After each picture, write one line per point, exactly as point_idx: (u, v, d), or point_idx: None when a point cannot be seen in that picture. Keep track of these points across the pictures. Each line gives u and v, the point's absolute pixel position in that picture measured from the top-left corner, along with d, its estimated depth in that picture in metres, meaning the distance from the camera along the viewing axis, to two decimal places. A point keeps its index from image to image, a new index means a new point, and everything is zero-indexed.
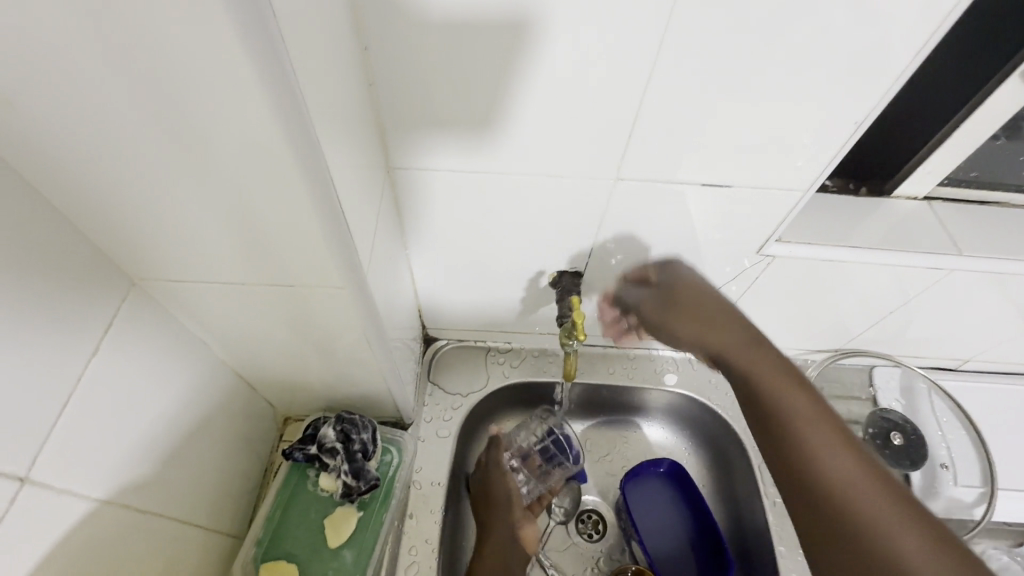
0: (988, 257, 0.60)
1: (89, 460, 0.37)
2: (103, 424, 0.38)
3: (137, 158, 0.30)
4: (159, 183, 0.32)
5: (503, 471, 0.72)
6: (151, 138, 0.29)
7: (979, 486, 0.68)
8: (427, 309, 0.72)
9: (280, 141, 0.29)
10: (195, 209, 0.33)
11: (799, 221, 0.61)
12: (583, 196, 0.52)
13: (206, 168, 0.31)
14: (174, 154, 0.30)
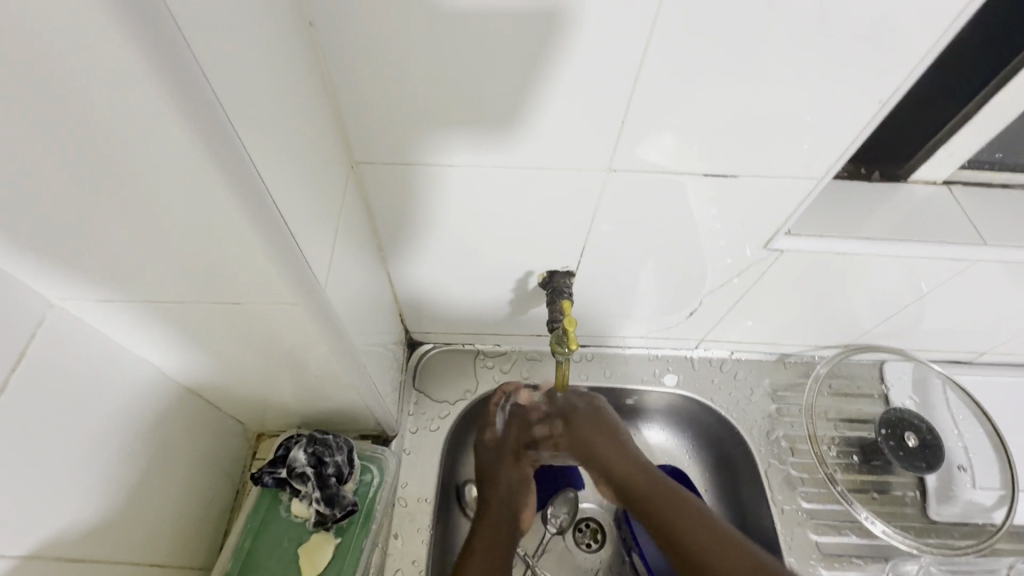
0: (1014, 245, 0.56)
1: (4, 510, 0.32)
2: (21, 468, 0.33)
3: (20, 163, 0.25)
4: (56, 193, 0.26)
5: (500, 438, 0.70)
6: (31, 138, 0.23)
7: (999, 488, 0.64)
8: (408, 312, 0.68)
9: (187, 131, 0.23)
10: (107, 221, 0.28)
11: (809, 211, 0.56)
12: (571, 192, 0.47)
13: (107, 173, 0.25)
14: (66, 158, 0.25)
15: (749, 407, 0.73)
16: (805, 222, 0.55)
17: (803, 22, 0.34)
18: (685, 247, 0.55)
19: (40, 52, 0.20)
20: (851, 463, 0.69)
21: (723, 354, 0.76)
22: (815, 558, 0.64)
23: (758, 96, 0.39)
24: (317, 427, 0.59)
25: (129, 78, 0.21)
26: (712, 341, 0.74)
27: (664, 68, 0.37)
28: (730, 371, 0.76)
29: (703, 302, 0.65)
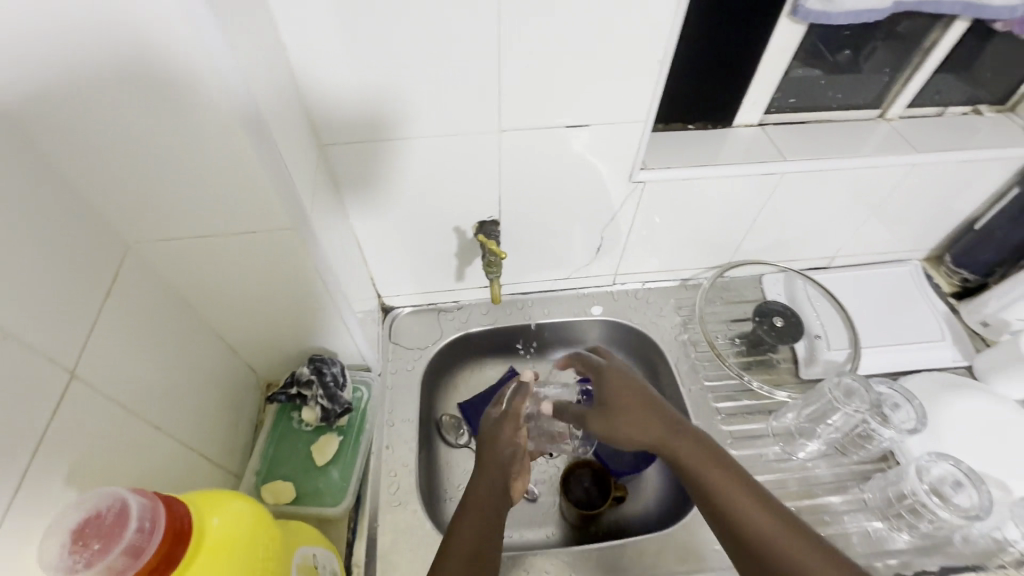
0: (809, 158, 0.77)
1: (112, 376, 0.46)
2: (119, 351, 0.48)
3: (129, 125, 0.43)
4: (147, 145, 0.44)
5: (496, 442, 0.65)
6: (135, 103, 0.41)
7: (847, 347, 0.83)
8: (379, 279, 0.85)
9: (221, 89, 0.42)
10: (170, 162, 0.46)
11: (661, 153, 0.76)
12: (481, 151, 0.67)
13: (178, 127, 0.43)
14: (157, 118, 0.43)
15: (661, 322, 0.92)
16: (660, 161, 0.75)
17: (597, 12, 0.54)
18: (575, 190, 0.75)
19: (146, 48, 0.38)
20: (739, 350, 0.88)
21: (636, 285, 0.95)
22: (716, 418, 0.81)
23: (587, 65, 0.59)
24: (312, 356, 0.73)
25: (197, 63, 0.40)
26: (625, 275, 0.93)
27: (519, 52, 0.57)
28: (643, 298, 0.95)
29: (606, 238, 0.84)
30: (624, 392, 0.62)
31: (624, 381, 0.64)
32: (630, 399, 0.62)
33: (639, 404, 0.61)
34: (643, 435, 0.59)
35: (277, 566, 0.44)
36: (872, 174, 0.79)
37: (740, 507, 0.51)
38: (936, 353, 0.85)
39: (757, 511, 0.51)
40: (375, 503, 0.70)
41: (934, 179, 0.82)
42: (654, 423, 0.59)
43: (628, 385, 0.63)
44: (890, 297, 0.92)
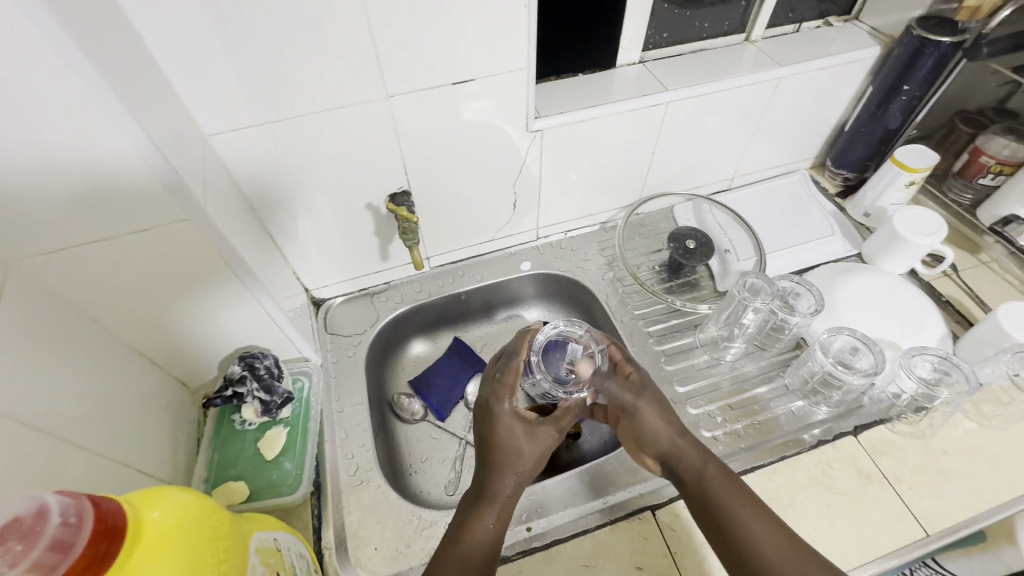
0: (688, 85, 0.82)
1: (20, 396, 0.44)
2: (26, 372, 0.45)
3: None
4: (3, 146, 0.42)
5: (507, 423, 0.64)
6: None
7: (754, 255, 0.91)
8: (303, 272, 0.84)
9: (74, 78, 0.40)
10: (32, 163, 0.43)
11: (554, 101, 0.79)
12: (373, 121, 0.67)
13: (34, 123, 0.41)
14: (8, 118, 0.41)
15: (587, 265, 0.96)
16: (554, 108, 0.78)
17: None
18: (477, 149, 0.76)
19: None
20: (661, 278, 0.94)
21: (558, 236, 0.99)
22: (649, 340, 0.86)
23: (459, 18, 0.60)
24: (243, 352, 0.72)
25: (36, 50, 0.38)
26: (546, 228, 0.97)
27: (388, 12, 0.57)
28: (568, 246, 0.99)
29: (519, 193, 0.87)
30: (659, 405, 0.67)
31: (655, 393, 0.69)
32: (662, 411, 0.67)
33: (668, 418, 0.66)
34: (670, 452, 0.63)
35: (231, 548, 0.44)
36: (747, 93, 0.86)
37: (754, 530, 0.54)
38: (829, 246, 0.94)
39: (751, 511, 0.56)
40: (336, 487, 0.71)
41: (800, 88, 0.90)
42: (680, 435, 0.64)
43: (656, 403, 0.67)
44: (785, 205, 1.01)
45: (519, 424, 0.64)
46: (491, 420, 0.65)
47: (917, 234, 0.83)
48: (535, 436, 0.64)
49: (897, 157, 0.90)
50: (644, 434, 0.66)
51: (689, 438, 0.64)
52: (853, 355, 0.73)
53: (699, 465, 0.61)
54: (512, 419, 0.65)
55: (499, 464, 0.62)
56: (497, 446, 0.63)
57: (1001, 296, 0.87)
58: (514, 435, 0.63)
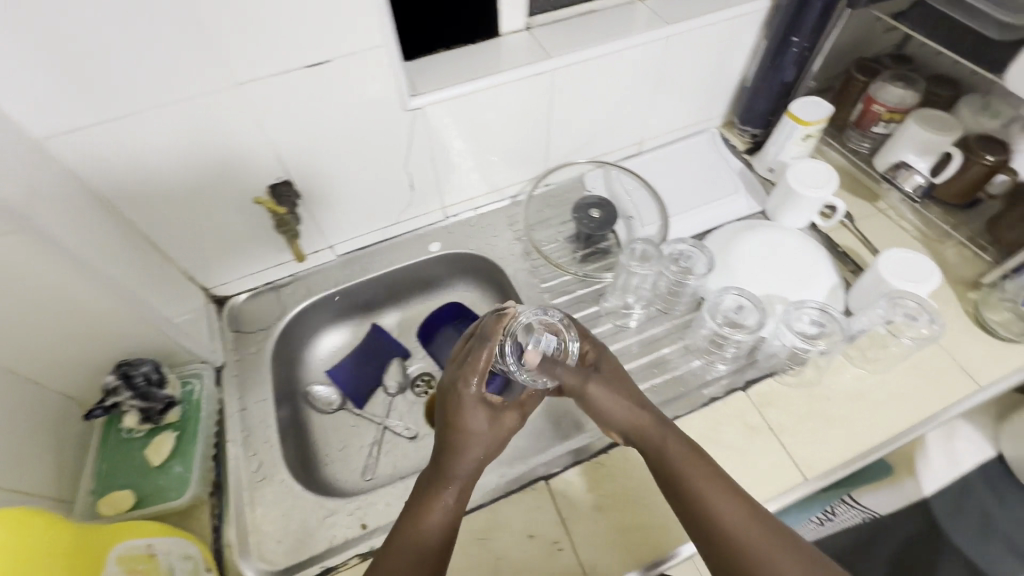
0: (569, 52, 0.80)
1: None
2: None
3: None
4: None
5: (470, 407, 0.63)
6: None
7: (658, 220, 0.91)
8: (197, 271, 0.82)
9: None
10: None
11: (433, 76, 0.77)
12: (230, 112, 0.64)
13: None
14: None
15: (496, 242, 0.96)
16: (433, 83, 0.76)
17: None
18: (355, 132, 0.74)
19: None
20: (570, 248, 0.94)
21: (467, 214, 0.98)
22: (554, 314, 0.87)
23: None
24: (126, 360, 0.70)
25: None
26: (453, 207, 0.96)
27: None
28: (478, 224, 0.98)
29: (414, 174, 0.85)
30: (621, 382, 0.67)
31: (617, 372, 0.68)
32: (624, 388, 0.66)
33: (632, 395, 0.66)
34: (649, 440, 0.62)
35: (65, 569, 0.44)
36: (636, 54, 0.85)
37: (741, 529, 0.53)
38: (732, 205, 0.95)
39: (720, 484, 0.56)
40: (238, 485, 0.71)
41: (693, 46, 0.88)
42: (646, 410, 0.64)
43: (618, 383, 0.67)
44: (693, 166, 1.01)
45: (484, 410, 0.64)
46: (457, 405, 0.63)
47: (809, 187, 0.85)
48: (499, 421, 0.65)
49: (791, 111, 0.90)
50: (605, 415, 0.65)
51: (650, 414, 0.64)
52: (739, 314, 0.74)
53: (665, 437, 0.61)
54: (477, 403, 0.63)
55: (458, 448, 0.62)
56: (460, 430, 0.62)
57: (894, 243, 0.89)
58: (476, 419, 0.63)
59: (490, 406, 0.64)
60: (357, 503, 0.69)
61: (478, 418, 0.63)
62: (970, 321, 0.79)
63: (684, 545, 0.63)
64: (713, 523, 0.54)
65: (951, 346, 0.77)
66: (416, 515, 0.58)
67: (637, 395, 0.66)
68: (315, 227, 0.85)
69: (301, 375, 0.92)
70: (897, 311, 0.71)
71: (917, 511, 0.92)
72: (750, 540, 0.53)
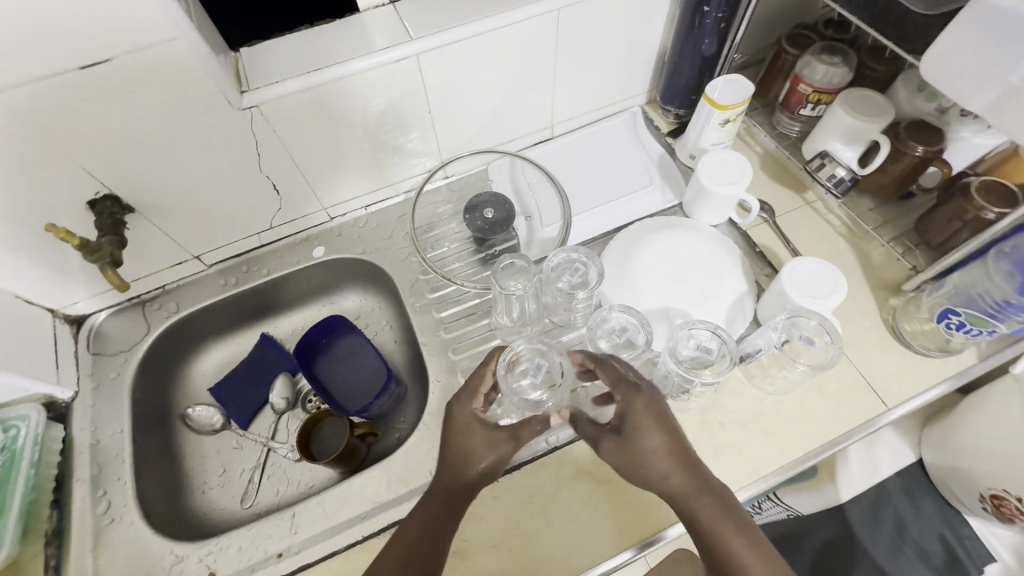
0: (431, 33, 0.69)
1: None
2: None
3: None
4: None
5: (469, 422, 0.58)
6: None
7: (559, 221, 0.83)
8: (36, 293, 0.73)
9: None
10: None
11: (276, 66, 0.67)
12: (1, 126, 0.54)
13: None
14: None
15: (388, 245, 0.87)
16: (270, 76, 0.66)
17: None
18: (183, 136, 0.64)
19: None
20: (468, 251, 0.86)
21: (358, 213, 0.89)
22: (441, 328, 0.79)
23: None
24: None
25: None
26: (339, 206, 0.86)
27: None
28: (368, 224, 0.89)
29: (276, 176, 0.75)
30: (657, 434, 0.54)
31: (652, 416, 0.55)
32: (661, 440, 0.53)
33: (672, 448, 0.53)
34: (676, 474, 0.52)
35: None
36: (525, 30, 0.73)
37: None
38: (645, 199, 0.85)
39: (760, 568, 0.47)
40: (82, 532, 0.66)
41: (594, 18, 0.77)
42: (682, 472, 0.52)
43: (656, 410, 0.56)
44: (609, 153, 0.91)
45: (483, 426, 0.58)
46: (451, 421, 0.59)
47: (719, 183, 0.76)
48: (499, 441, 0.58)
49: (709, 94, 0.79)
50: (639, 446, 0.54)
51: (687, 456, 0.53)
52: (625, 336, 0.67)
53: (697, 509, 0.50)
54: (479, 419, 0.59)
55: (452, 463, 0.56)
56: (455, 446, 0.57)
57: (817, 241, 0.80)
58: (475, 436, 0.57)
59: (484, 423, 0.58)
60: (207, 548, 0.64)
61: (476, 436, 0.57)
62: (884, 332, 0.72)
63: (668, 528, 0.62)
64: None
65: (863, 361, 0.70)
66: (409, 529, 0.53)
67: (673, 428, 0.55)
68: (169, 238, 0.76)
69: (180, 396, 0.85)
70: (793, 333, 0.64)
71: (834, 519, 0.89)
72: None
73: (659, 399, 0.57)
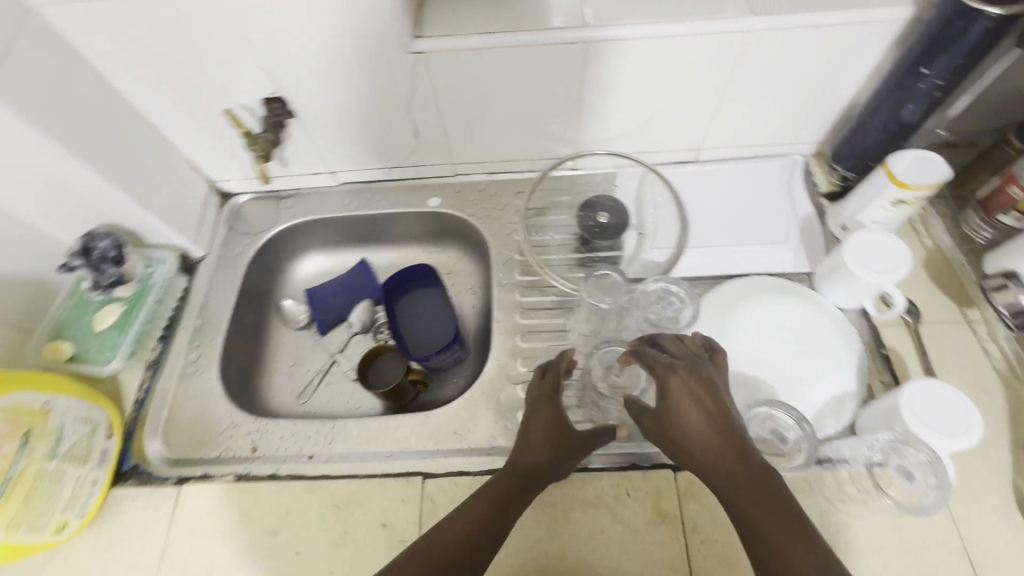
0: (607, 24, 0.67)
1: None
2: None
3: None
4: None
5: (545, 415, 0.62)
6: None
7: (672, 248, 0.79)
8: (200, 161, 0.84)
9: None
10: None
11: (455, 21, 0.69)
12: (218, 16, 0.63)
13: None
14: None
15: (496, 216, 0.88)
16: (445, 28, 0.69)
17: None
18: (350, 63, 0.69)
19: None
20: (569, 246, 0.85)
21: (481, 177, 0.91)
22: (518, 311, 0.80)
23: None
24: (106, 227, 0.75)
25: None
26: (465, 166, 0.89)
27: None
28: (486, 190, 0.90)
29: (419, 123, 0.79)
30: (694, 409, 0.50)
31: (687, 389, 0.51)
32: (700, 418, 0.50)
33: (707, 424, 0.50)
34: (712, 452, 0.49)
35: None
36: (706, 44, 0.69)
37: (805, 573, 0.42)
38: (772, 255, 0.78)
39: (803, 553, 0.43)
40: (172, 370, 0.76)
41: (785, 49, 0.70)
42: (718, 447, 0.49)
43: (698, 381, 0.52)
44: (752, 195, 0.83)
45: (557, 420, 0.62)
46: (530, 412, 0.64)
47: (869, 268, 0.66)
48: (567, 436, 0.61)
49: (889, 166, 0.69)
50: (674, 420, 0.51)
51: (725, 433, 0.49)
52: None
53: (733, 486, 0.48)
54: (551, 410, 0.62)
55: (522, 450, 0.61)
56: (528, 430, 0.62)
57: (964, 368, 0.68)
58: (550, 429, 0.61)
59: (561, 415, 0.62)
60: (257, 426, 0.72)
61: (546, 427, 0.61)
62: (1009, 501, 0.60)
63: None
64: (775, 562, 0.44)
65: (968, 522, 0.59)
66: (484, 499, 0.58)
67: (714, 399, 0.51)
68: (315, 149, 0.84)
69: (281, 287, 0.95)
70: (891, 459, 0.57)
71: None
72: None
73: (698, 370, 0.53)
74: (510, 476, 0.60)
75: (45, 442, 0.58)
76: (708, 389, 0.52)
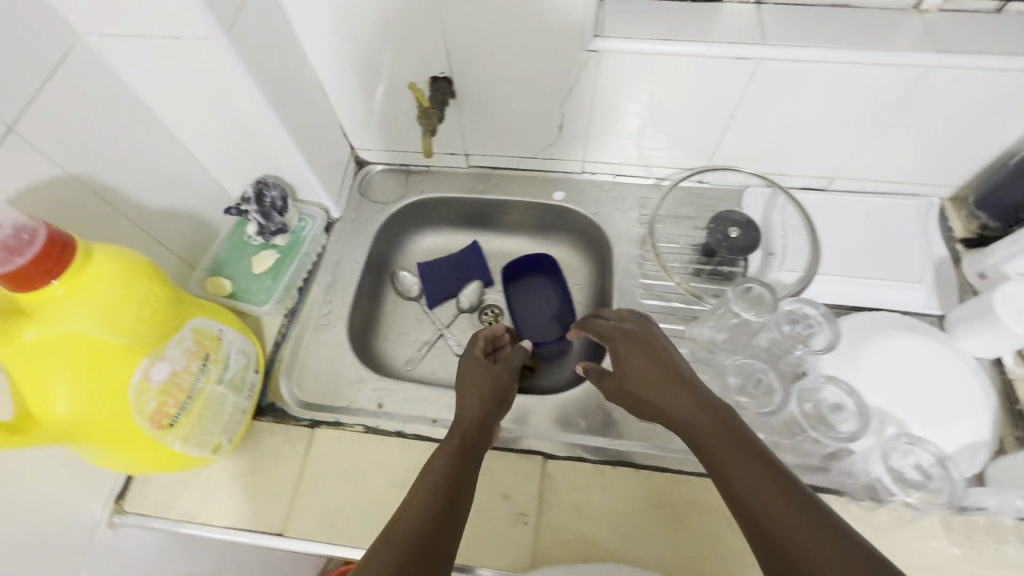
0: (786, 44, 0.68)
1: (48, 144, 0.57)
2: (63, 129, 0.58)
3: None
4: None
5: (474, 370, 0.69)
6: None
7: (800, 271, 0.79)
8: (350, 127, 0.89)
9: None
10: None
11: (634, 24, 0.71)
12: None
13: None
14: None
15: (620, 217, 0.90)
16: (622, 30, 0.71)
17: None
18: (524, 53, 0.73)
19: None
20: (690, 257, 0.86)
21: (608, 177, 0.93)
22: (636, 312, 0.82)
23: None
24: (270, 176, 0.80)
25: None
26: (595, 165, 0.91)
27: None
28: (611, 191, 0.92)
29: (567, 117, 0.82)
30: (638, 359, 0.58)
31: (635, 348, 0.59)
32: (642, 359, 0.58)
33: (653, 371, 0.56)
34: (663, 395, 0.54)
35: (151, 325, 0.54)
36: (878, 74, 0.69)
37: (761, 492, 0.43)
38: (902, 293, 0.77)
39: (755, 475, 0.44)
40: (306, 320, 0.81)
41: (959, 89, 0.69)
42: (665, 390, 0.54)
43: (645, 343, 0.60)
44: (885, 231, 0.83)
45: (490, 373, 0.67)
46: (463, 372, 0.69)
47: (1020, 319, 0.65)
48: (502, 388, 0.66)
49: None
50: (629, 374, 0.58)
51: (671, 377, 0.55)
52: (836, 415, 0.62)
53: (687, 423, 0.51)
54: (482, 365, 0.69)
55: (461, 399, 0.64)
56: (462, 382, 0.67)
57: None
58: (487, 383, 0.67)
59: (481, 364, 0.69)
60: (383, 384, 0.76)
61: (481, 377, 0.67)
62: None
63: None
64: (735, 490, 0.44)
65: None
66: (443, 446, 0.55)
67: (658, 354, 0.58)
68: (460, 130, 0.87)
69: (397, 257, 0.99)
70: None
71: None
72: (774, 512, 0.41)
73: (643, 334, 0.61)
74: (461, 429, 0.58)
75: (218, 366, 0.62)
76: (657, 345, 0.59)
